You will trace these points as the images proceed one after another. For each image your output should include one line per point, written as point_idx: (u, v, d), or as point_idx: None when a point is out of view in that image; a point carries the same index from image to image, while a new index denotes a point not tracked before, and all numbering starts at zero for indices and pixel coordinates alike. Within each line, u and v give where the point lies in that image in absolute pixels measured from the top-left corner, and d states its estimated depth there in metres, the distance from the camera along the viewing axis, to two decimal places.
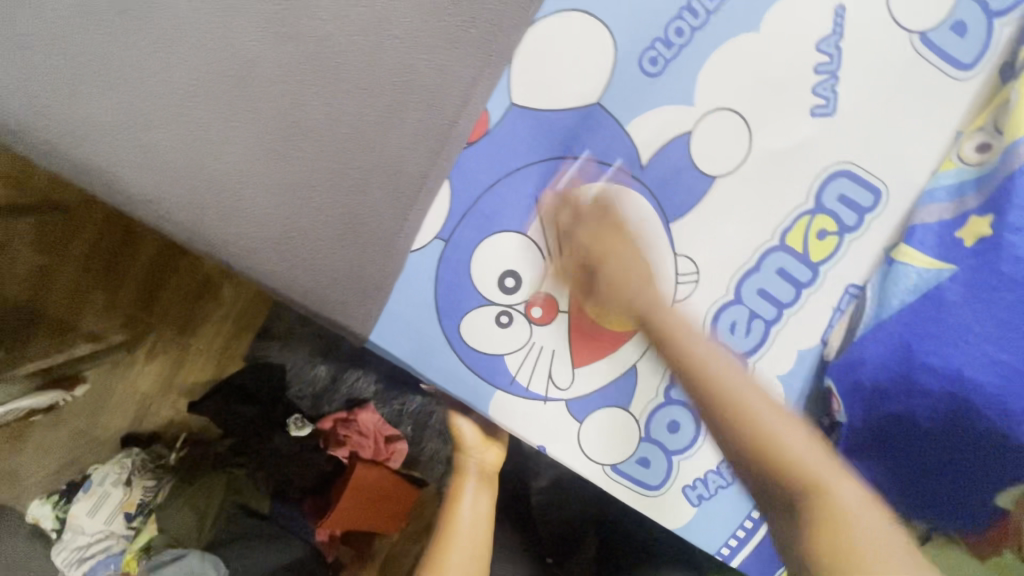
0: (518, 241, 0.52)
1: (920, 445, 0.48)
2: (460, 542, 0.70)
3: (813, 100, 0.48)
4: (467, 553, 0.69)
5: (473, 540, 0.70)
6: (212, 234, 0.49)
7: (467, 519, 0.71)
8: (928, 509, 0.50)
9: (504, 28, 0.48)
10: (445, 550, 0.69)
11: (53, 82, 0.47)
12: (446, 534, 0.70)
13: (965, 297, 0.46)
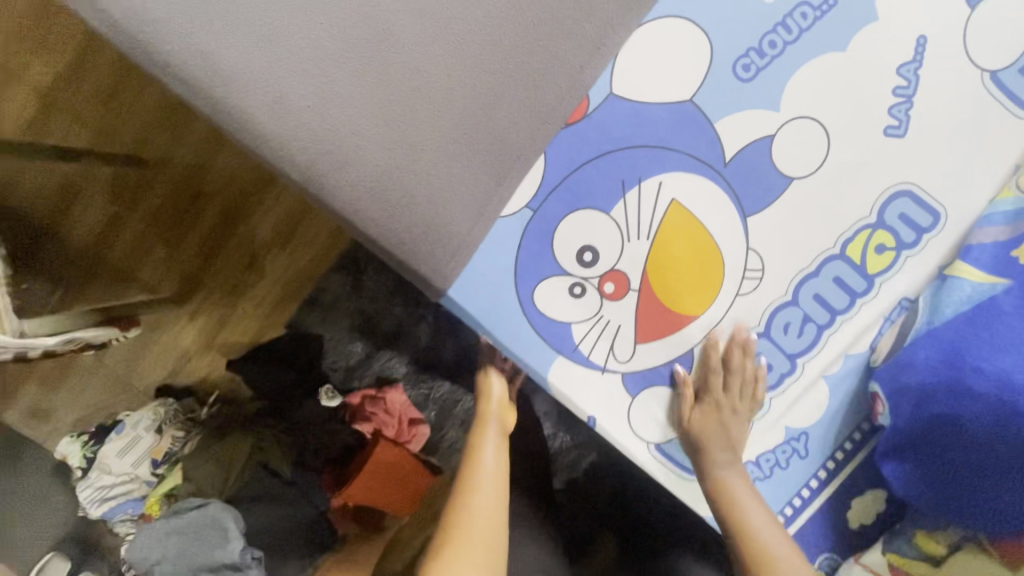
0: (601, 218, 0.56)
1: (966, 447, 0.51)
2: (484, 489, 0.71)
3: (887, 120, 0.53)
4: (490, 498, 0.71)
5: (493, 486, 0.72)
6: (325, 179, 0.54)
7: (489, 467, 0.73)
8: (971, 513, 0.53)
9: (616, 25, 0.53)
10: (470, 495, 0.70)
11: (212, 20, 0.50)
12: (468, 479, 0.71)
13: (1018, 307, 0.51)
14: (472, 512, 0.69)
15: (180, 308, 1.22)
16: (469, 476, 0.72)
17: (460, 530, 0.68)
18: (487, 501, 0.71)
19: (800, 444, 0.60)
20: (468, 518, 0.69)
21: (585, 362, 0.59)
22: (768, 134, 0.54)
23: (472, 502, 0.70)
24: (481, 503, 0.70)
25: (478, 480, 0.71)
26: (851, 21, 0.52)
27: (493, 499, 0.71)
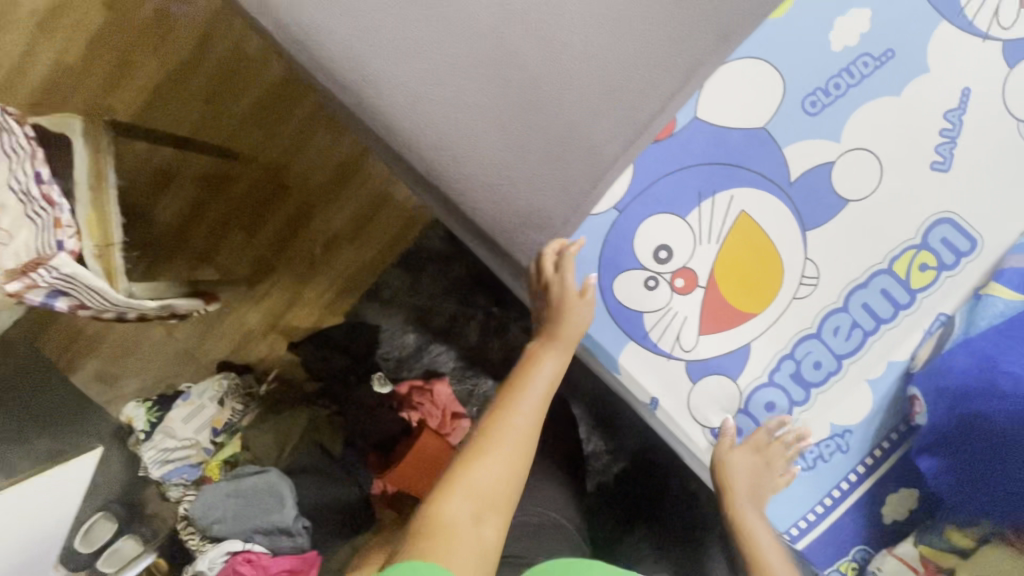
0: (678, 222, 0.65)
1: (998, 443, 0.57)
2: (529, 400, 0.66)
3: (933, 156, 0.62)
4: (532, 412, 0.66)
5: (537, 404, 0.67)
6: (446, 173, 0.64)
7: (539, 387, 0.68)
8: (1008, 512, 0.56)
9: (703, 63, 0.63)
10: (513, 402, 0.66)
11: (370, 36, 0.63)
12: (515, 389, 0.68)
13: None
14: (511, 418, 0.64)
15: (250, 291, 1.33)
16: (517, 387, 0.68)
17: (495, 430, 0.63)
18: (528, 413, 0.65)
19: (844, 439, 0.66)
20: (506, 420, 0.64)
21: (653, 348, 0.66)
22: (829, 161, 0.63)
23: (512, 408, 0.65)
24: (522, 412, 0.65)
25: (524, 393, 0.67)
26: (904, 72, 0.61)
27: (534, 415, 0.66)
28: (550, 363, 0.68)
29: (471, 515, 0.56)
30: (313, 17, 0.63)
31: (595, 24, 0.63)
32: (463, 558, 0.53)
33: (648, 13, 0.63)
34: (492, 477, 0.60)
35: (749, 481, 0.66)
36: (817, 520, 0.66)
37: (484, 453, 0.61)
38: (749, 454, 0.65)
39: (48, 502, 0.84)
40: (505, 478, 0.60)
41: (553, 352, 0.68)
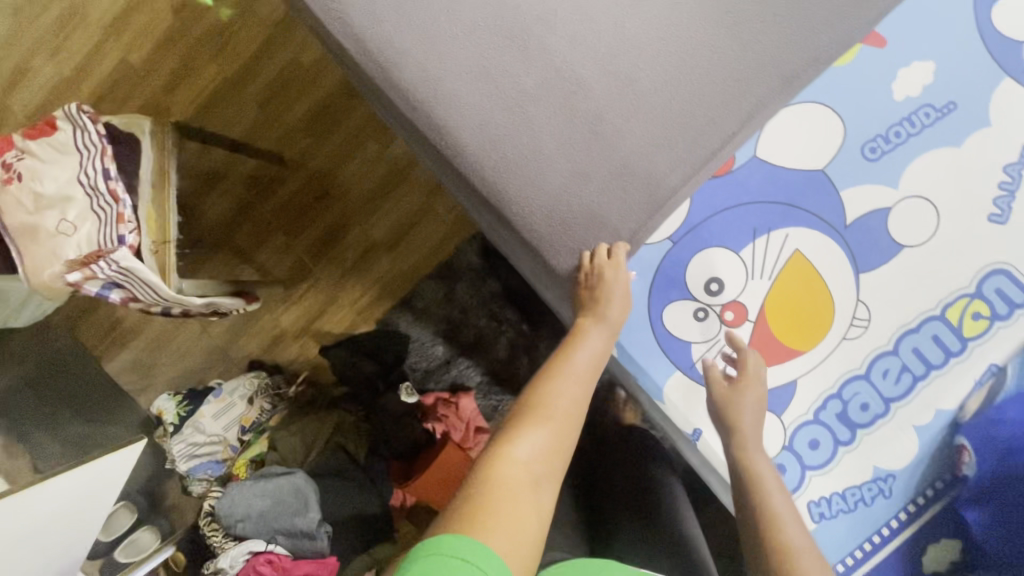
0: (731, 257, 0.66)
1: None
2: (573, 375, 0.64)
3: (991, 208, 0.63)
4: (576, 387, 0.63)
5: (582, 380, 0.64)
6: (507, 194, 0.66)
7: (585, 361, 0.65)
8: None
9: (765, 103, 0.63)
10: (557, 377, 0.64)
11: (445, 59, 0.66)
12: (559, 363, 0.65)
13: None
14: (555, 394, 0.62)
15: (286, 292, 1.35)
16: (561, 362, 0.65)
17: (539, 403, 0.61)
18: (572, 390, 0.63)
19: (886, 484, 0.65)
20: (551, 394, 0.62)
21: (699, 378, 0.67)
22: (886, 206, 0.64)
23: (557, 383, 0.63)
24: (565, 387, 0.63)
25: (570, 368, 0.64)
26: (968, 124, 0.62)
27: (579, 391, 0.63)
28: (598, 337, 0.65)
29: (523, 483, 0.55)
30: (389, 37, 0.66)
31: (663, 58, 0.64)
32: (504, 520, 0.51)
33: (719, 50, 0.64)
34: (537, 448, 0.58)
35: (751, 417, 0.62)
36: (855, 565, 0.64)
37: (529, 425, 0.59)
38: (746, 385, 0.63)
39: (54, 526, 0.75)
40: (551, 450, 0.59)
41: (600, 327, 0.65)
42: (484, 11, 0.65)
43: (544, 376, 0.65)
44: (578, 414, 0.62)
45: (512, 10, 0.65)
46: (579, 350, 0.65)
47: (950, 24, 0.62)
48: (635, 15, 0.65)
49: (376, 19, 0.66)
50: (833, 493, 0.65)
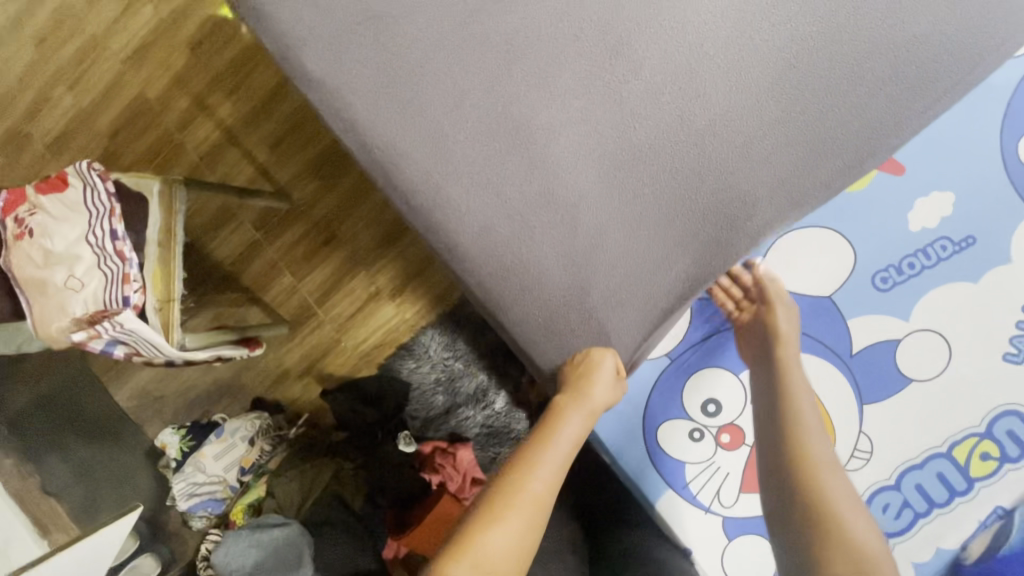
0: (729, 378, 0.66)
1: None
2: (543, 469, 0.61)
3: (1007, 347, 0.60)
4: (546, 478, 0.61)
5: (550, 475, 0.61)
6: (502, 302, 0.66)
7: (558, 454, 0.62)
8: None
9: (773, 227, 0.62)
10: (529, 468, 0.61)
11: (448, 164, 0.64)
12: (531, 456, 0.62)
13: None
14: (523, 488, 0.59)
15: (291, 332, 1.36)
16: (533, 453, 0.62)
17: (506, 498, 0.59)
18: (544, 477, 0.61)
19: None
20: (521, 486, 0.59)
21: (691, 499, 0.66)
22: (895, 339, 0.62)
23: (525, 477, 0.60)
24: (535, 481, 0.60)
25: (539, 460, 0.62)
26: (984, 260, 0.61)
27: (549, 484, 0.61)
28: (573, 424, 0.64)
29: None
30: (392, 138, 0.64)
31: (671, 177, 0.62)
32: None
33: (731, 169, 0.61)
34: (504, 546, 0.56)
35: (793, 327, 0.61)
36: None
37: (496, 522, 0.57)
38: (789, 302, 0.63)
39: None
40: (518, 546, 0.57)
41: (578, 413, 0.64)
42: (490, 115, 0.63)
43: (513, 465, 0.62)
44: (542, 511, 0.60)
45: (519, 115, 0.63)
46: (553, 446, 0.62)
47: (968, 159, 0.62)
48: (645, 127, 0.62)
49: (378, 121, 0.64)
50: None
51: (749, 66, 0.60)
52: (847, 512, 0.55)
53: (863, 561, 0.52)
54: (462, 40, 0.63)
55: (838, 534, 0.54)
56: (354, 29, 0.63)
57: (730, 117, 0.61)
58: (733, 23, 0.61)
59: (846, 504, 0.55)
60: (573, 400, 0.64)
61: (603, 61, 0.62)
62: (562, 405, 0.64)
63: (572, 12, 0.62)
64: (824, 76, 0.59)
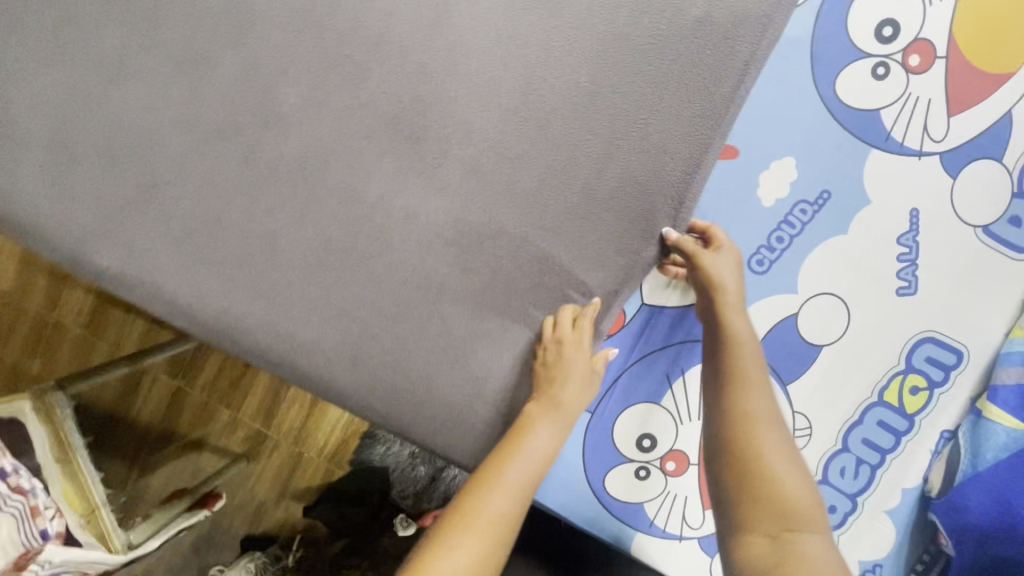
0: (655, 409, 0.64)
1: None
2: (508, 486, 0.55)
3: (896, 283, 0.59)
4: (512, 494, 0.55)
5: (513, 494, 0.55)
6: (408, 418, 0.61)
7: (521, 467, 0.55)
8: None
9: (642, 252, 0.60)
10: (495, 479, 0.55)
11: (290, 309, 0.58)
12: (492, 471, 0.56)
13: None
14: (479, 507, 0.53)
15: (249, 464, 1.31)
16: (494, 468, 0.55)
17: (461, 518, 0.53)
18: (506, 498, 0.54)
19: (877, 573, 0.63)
20: (478, 504, 0.54)
21: (662, 534, 0.64)
22: (793, 311, 0.61)
23: (484, 493, 0.54)
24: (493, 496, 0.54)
25: (501, 476, 0.55)
26: (847, 209, 0.59)
27: (512, 506, 0.54)
28: (539, 438, 0.57)
29: None
30: (225, 303, 0.58)
31: (524, 242, 0.59)
32: None
33: (578, 218, 0.58)
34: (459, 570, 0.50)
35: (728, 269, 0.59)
36: None
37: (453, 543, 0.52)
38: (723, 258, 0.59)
39: None
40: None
41: (547, 423, 0.58)
42: (317, 244, 0.58)
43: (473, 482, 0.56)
44: (505, 534, 0.53)
45: (347, 232, 0.58)
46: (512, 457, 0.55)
47: (795, 121, 0.60)
48: (478, 204, 0.58)
49: (203, 292, 0.58)
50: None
51: (555, 107, 0.56)
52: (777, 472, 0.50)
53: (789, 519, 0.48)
54: (252, 180, 0.56)
55: (765, 492, 0.50)
56: (142, 209, 0.56)
57: (559, 163, 0.57)
58: (525, 60, 0.55)
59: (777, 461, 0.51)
60: (551, 397, 0.59)
61: (407, 150, 0.57)
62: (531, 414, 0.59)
63: (356, 111, 0.56)
64: (636, 90, 0.56)
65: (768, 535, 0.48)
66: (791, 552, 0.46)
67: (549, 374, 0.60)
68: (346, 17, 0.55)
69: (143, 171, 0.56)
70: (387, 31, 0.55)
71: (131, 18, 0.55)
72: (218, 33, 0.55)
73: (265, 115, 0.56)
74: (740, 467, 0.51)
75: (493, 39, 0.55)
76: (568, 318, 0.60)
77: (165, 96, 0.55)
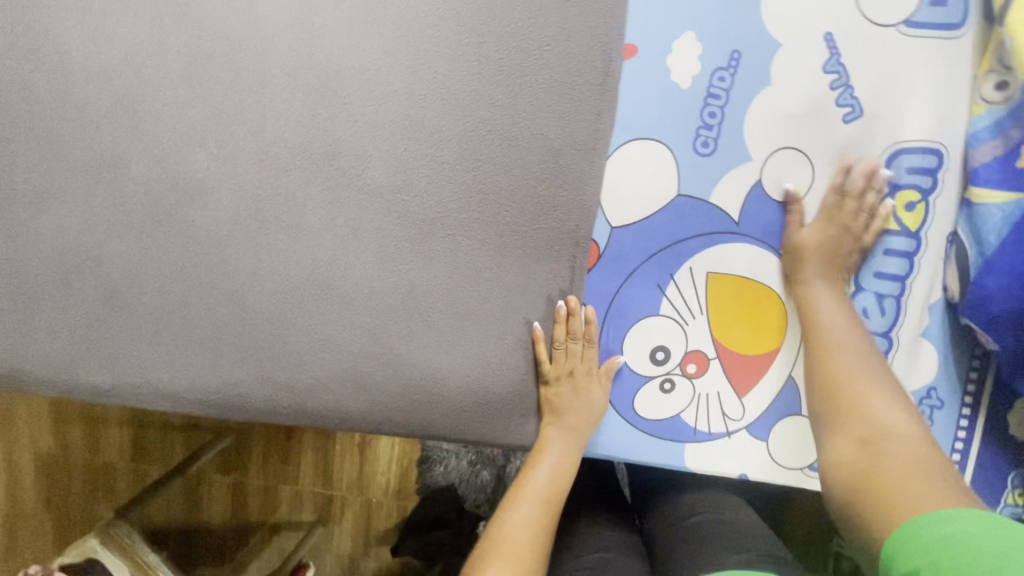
0: (658, 322, 0.62)
1: None
2: (526, 503, 0.57)
3: (842, 110, 0.58)
4: (533, 511, 0.56)
5: (538, 509, 0.57)
6: (427, 421, 0.61)
7: (540, 482, 0.58)
8: None
9: (593, 176, 0.58)
10: (514, 501, 0.57)
11: (280, 358, 0.59)
12: (514, 487, 0.59)
13: None
14: (503, 522, 0.55)
15: (326, 527, 1.32)
16: (516, 484, 0.59)
17: (490, 549, 0.53)
18: (528, 514, 0.56)
19: (933, 397, 0.62)
20: (503, 529, 0.55)
21: (710, 436, 0.63)
22: (752, 179, 0.60)
23: (508, 511, 0.56)
24: (516, 516, 0.56)
25: (522, 489, 0.58)
26: (762, 60, 0.58)
27: (538, 524, 0.56)
28: (554, 451, 0.60)
29: None
30: (218, 377, 0.59)
31: (470, 210, 0.58)
32: None
33: (509, 168, 0.58)
34: None
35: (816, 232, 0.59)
36: (964, 465, 0.63)
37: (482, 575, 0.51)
38: (824, 222, 0.59)
39: None
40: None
41: (558, 435, 0.61)
42: (278, 290, 0.58)
43: (498, 510, 0.58)
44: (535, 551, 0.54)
45: (301, 268, 0.58)
46: (536, 465, 0.58)
47: None
48: (413, 193, 0.58)
49: (195, 373, 0.59)
50: None
51: (446, 72, 0.56)
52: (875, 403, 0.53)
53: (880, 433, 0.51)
54: (195, 251, 0.57)
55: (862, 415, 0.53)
56: (108, 319, 0.58)
57: (471, 122, 0.57)
58: (401, 40, 0.55)
59: (866, 387, 0.54)
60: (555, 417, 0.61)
61: (329, 169, 0.57)
62: (544, 428, 0.61)
63: (267, 150, 0.56)
64: (518, 26, 0.56)
65: (860, 443, 0.52)
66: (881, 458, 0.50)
67: (561, 402, 0.61)
68: (222, 68, 0.55)
69: (100, 282, 0.57)
70: (268, 66, 0.55)
71: (34, 150, 0.56)
72: (115, 129, 0.56)
73: (185, 188, 0.57)
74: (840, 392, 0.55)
75: (367, 32, 0.55)
76: (569, 350, 0.61)
77: (92, 206, 0.57)
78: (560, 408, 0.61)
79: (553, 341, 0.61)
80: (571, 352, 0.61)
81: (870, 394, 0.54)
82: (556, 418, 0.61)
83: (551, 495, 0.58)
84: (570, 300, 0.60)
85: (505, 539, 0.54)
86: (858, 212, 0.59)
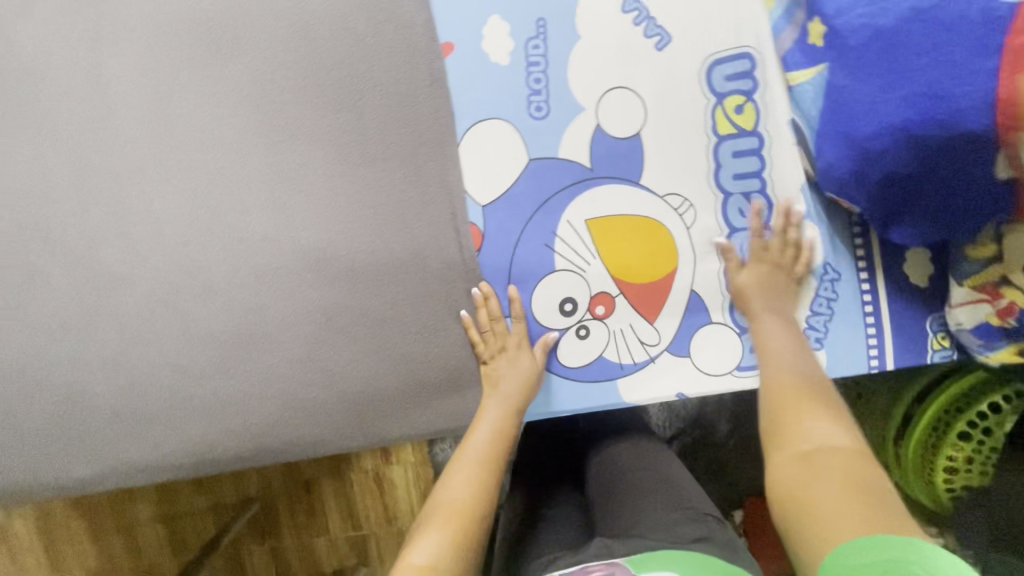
0: (557, 278, 0.67)
1: (903, 182, 0.54)
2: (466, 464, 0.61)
3: (651, 41, 0.63)
4: (472, 470, 0.60)
5: (479, 467, 0.60)
6: (375, 426, 0.66)
7: (480, 445, 0.62)
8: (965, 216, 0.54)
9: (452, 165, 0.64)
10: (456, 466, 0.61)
11: (228, 408, 0.65)
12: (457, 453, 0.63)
13: (863, 40, 0.52)
14: (443, 484, 0.59)
15: (370, 566, 1.35)
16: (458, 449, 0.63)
17: (432, 510, 0.57)
18: (467, 475, 0.60)
19: (829, 270, 0.66)
20: (444, 490, 0.59)
21: (637, 366, 0.67)
22: (595, 126, 0.65)
23: (450, 475, 0.60)
24: (456, 480, 0.59)
25: (463, 453, 0.62)
26: (566, 21, 0.63)
27: (478, 482, 0.59)
28: (490, 414, 0.64)
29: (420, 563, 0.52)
30: (180, 439, 0.65)
31: (354, 227, 0.64)
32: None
33: (376, 180, 0.63)
34: (433, 547, 0.52)
35: (759, 272, 0.64)
36: (879, 324, 0.66)
37: (421, 534, 0.54)
38: (757, 263, 0.65)
39: None
40: (448, 554, 0.52)
41: (493, 399, 0.65)
42: (207, 347, 0.64)
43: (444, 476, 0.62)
44: (477, 505, 0.57)
45: (222, 322, 0.64)
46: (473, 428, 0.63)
47: None
48: (299, 226, 0.63)
49: (160, 442, 0.65)
50: (806, 321, 0.66)
51: (294, 114, 0.62)
52: (815, 425, 0.52)
53: (815, 451, 0.49)
54: (126, 336, 0.64)
55: (800, 435, 0.51)
56: (71, 417, 0.64)
57: (329, 151, 0.63)
58: (247, 100, 0.62)
59: (807, 413, 0.53)
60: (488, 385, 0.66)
61: (221, 228, 0.63)
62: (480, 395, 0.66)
63: (163, 229, 0.63)
64: (342, 56, 0.62)
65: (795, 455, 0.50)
66: (812, 472, 0.47)
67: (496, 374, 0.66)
68: (104, 171, 0.62)
69: (55, 387, 0.64)
70: (142, 157, 0.62)
71: None
72: (31, 252, 0.63)
73: (104, 284, 0.63)
74: (781, 418, 0.54)
75: (216, 102, 0.62)
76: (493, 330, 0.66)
77: (29, 324, 0.63)
78: (495, 380, 0.65)
79: (478, 326, 0.66)
80: (496, 331, 0.66)
81: (806, 413, 0.53)
82: (492, 388, 0.66)
83: (490, 453, 0.61)
84: (483, 287, 0.66)
85: (445, 499, 0.58)
86: (785, 250, 0.65)
